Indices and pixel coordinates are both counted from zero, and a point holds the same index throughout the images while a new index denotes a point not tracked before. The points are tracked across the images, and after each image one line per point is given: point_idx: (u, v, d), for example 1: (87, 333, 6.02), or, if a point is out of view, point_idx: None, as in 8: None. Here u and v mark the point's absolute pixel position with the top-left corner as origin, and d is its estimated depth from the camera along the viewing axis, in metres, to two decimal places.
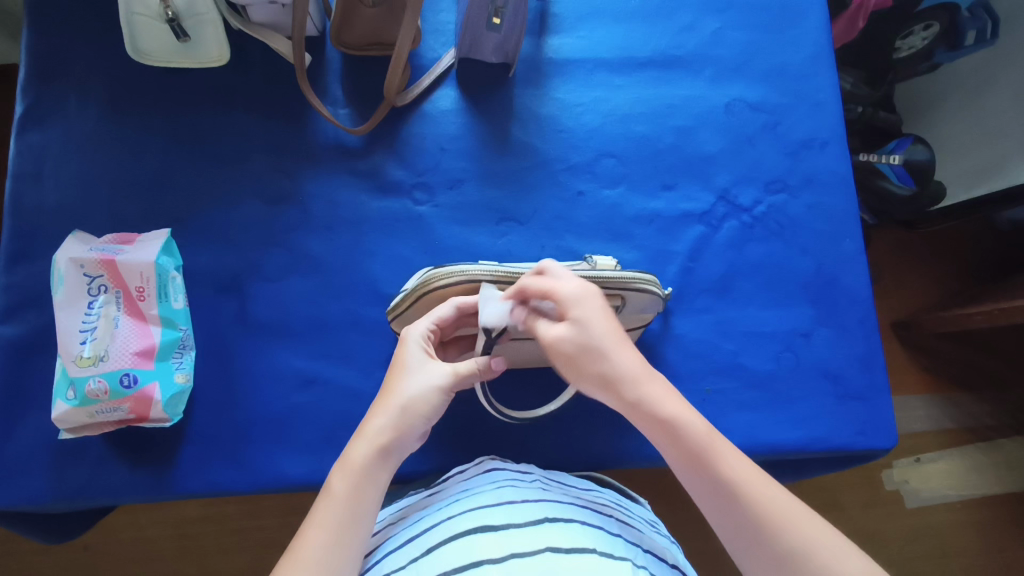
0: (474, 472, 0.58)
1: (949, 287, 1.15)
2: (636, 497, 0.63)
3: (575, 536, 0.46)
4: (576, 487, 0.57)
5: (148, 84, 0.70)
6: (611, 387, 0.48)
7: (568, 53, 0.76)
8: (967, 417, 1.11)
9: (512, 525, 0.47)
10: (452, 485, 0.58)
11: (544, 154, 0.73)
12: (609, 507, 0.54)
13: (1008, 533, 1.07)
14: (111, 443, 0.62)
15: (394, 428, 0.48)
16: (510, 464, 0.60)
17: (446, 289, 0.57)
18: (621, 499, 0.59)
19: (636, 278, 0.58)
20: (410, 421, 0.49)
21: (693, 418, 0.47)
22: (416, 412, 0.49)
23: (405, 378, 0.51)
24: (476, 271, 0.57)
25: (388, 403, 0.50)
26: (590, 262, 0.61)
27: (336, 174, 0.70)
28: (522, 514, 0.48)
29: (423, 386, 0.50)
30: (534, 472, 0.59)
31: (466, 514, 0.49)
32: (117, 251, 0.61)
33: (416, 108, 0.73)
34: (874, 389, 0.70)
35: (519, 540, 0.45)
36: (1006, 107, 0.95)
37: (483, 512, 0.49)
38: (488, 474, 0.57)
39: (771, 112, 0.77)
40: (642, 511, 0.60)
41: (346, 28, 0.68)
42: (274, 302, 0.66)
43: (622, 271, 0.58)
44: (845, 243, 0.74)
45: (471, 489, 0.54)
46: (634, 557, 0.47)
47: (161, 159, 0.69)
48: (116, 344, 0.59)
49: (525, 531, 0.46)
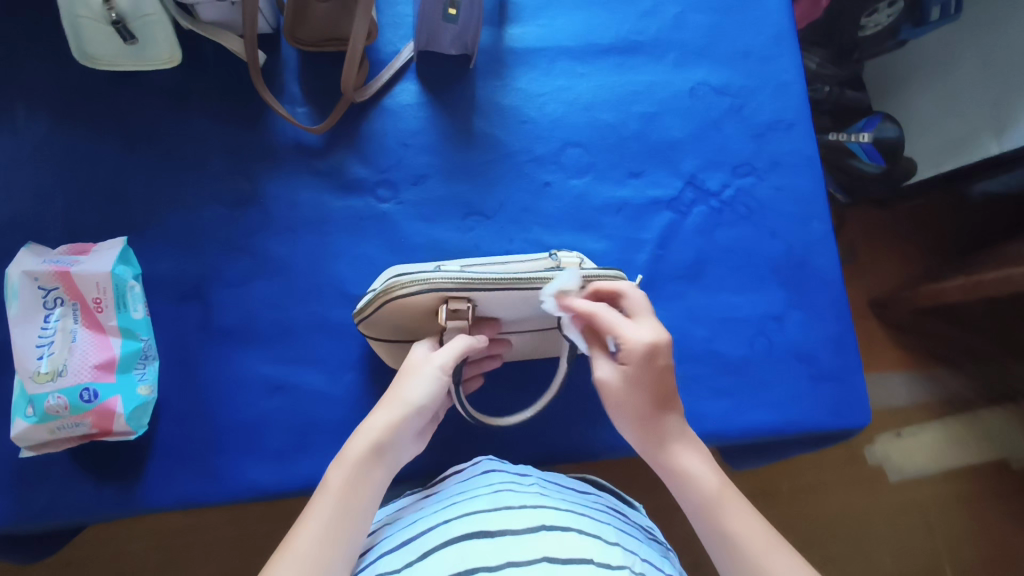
0: (471, 472, 0.58)
1: (922, 263, 1.16)
2: (631, 501, 0.63)
3: (572, 544, 0.45)
4: (574, 493, 0.56)
5: (99, 89, 0.68)
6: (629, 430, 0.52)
7: (529, 43, 0.75)
8: (944, 390, 1.12)
9: (509, 532, 0.46)
10: (449, 486, 0.57)
11: (509, 146, 0.72)
12: (607, 515, 0.54)
13: (989, 502, 1.09)
14: (74, 460, 0.60)
15: (393, 426, 0.48)
16: (508, 463, 0.59)
17: (407, 298, 0.52)
18: (617, 503, 0.59)
19: (607, 275, 0.56)
20: (403, 417, 0.48)
21: (710, 475, 0.50)
22: (411, 408, 0.49)
23: (408, 376, 0.50)
24: (438, 279, 0.52)
25: (390, 402, 0.49)
26: (555, 259, 0.58)
27: (297, 175, 0.69)
28: (518, 519, 0.47)
29: (421, 381, 0.49)
30: (532, 473, 0.58)
31: (462, 518, 0.49)
32: (73, 262, 0.60)
33: (377, 104, 0.72)
34: (847, 368, 0.71)
35: (514, 548, 0.44)
36: (973, 78, 0.95)
37: (480, 518, 0.48)
38: (486, 476, 0.56)
39: (736, 95, 0.77)
40: (639, 517, 0.60)
41: (301, 25, 0.67)
42: (239, 308, 0.65)
43: (591, 268, 0.56)
44: (814, 224, 0.74)
45: (468, 491, 0.54)
46: (632, 563, 0.46)
47: (115, 166, 0.67)
48: (74, 358, 0.57)
49: (521, 539, 0.45)
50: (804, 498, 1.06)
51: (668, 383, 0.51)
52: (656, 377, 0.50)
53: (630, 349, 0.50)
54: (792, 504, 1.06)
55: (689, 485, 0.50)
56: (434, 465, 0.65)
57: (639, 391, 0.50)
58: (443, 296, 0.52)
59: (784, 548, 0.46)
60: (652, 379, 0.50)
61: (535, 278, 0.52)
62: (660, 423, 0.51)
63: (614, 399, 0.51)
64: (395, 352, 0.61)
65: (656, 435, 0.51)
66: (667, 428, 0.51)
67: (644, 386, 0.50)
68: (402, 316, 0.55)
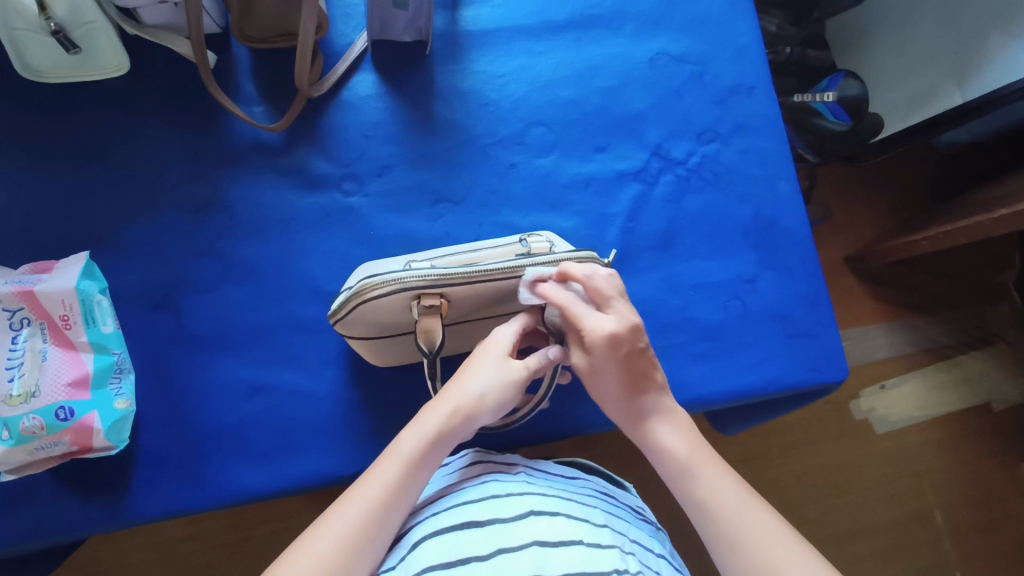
0: (457, 466, 0.57)
1: (893, 216, 1.17)
2: (624, 483, 0.64)
3: (561, 527, 0.46)
4: (561, 479, 0.57)
5: (48, 104, 0.66)
6: (617, 409, 0.52)
7: (484, 24, 0.75)
8: (923, 339, 1.14)
9: (498, 521, 0.47)
10: (437, 479, 0.57)
11: (471, 130, 0.72)
12: (594, 498, 0.54)
13: (972, 444, 1.11)
14: (57, 479, 0.60)
15: (456, 416, 0.48)
16: (495, 454, 0.59)
17: (381, 299, 0.52)
18: (606, 486, 0.60)
19: (578, 256, 0.55)
20: (463, 419, 0.49)
21: (677, 441, 0.50)
22: (484, 406, 0.49)
23: (478, 366, 0.51)
24: (408, 277, 0.51)
25: (460, 388, 0.49)
26: (524, 246, 0.58)
27: (260, 175, 0.68)
28: (506, 508, 0.48)
29: (491, 377, 0.50)
30: (519, 462, 0.58)
31: (451, 510, 0.49)
32: (36, 282, 0.58)
33: (334, 97, 0.71)
34: (821, 324, 0.72)
35: (505, 535, 0.45)
36: (930, 32, 0.96)
37: (469, 509, 0.48)
38: (473, 468, 0.56)
39: (696, 62, 0.77)
40: (629, 497, 0.61)
41: (248, 21, 0.66)
42: (211, 314, 0.65)
43: (561, 251, 0.55)
44: (780, 185, 0.75)
45: (455, 483, 0.54)
46: (621, 543, 0.48)
47: (72, 180, 0.66)
48: (47, 377, 0.56)
49: (511, 527, 0.46)
50: (795, 456, 1.08)
51: (640, 368, 0.51)
52: (621, 365, 0.50)
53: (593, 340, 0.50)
54: (782, 462, 1.07)
55: (665, 459, 0.50)
56: None
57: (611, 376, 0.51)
58: (415, 294, 0.52)
59: (757, 508, 0.47)
60: (614, 365, 0.50)
61: (507, 267, 0.53)
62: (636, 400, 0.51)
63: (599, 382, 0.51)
64: (373, 348, 0.60)
65: (633, 412, 0.51)
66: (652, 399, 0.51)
67: (608, 373, 0.51)
68: (378, 315, 0.54)
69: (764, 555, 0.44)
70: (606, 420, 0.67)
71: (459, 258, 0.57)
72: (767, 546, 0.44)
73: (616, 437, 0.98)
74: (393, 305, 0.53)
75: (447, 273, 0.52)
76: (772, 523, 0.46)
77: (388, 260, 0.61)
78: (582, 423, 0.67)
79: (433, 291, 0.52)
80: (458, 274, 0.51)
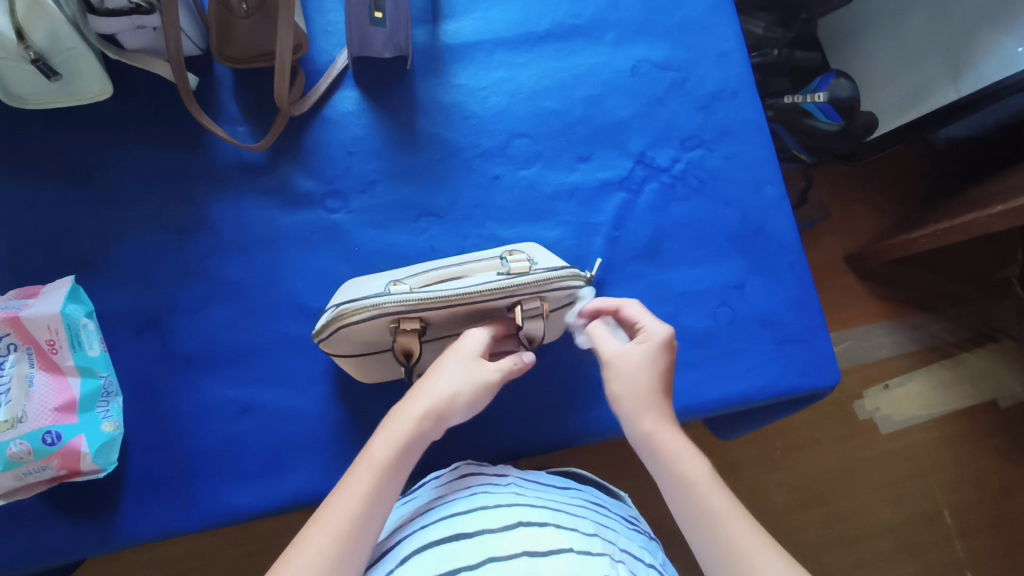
0: (446, 478, 0.57)
1: (889, 214, 1.16)
2: (619, 493, 0.63)
3: (550, 537, 0.46)
4: (552, 489, 0.56)
5: (32, 131, 0.67)
6: (636, 413, 0.50)
7: (465, 37, 0.75)
8: (924, 337, 1.13)
9: (486, 532, 0.46)
10: (428, 491, 0.56)
11: (454, 144, 0.72)
12: (584, 507, 0.54)
13: (978, 443, 1.10)
14: (48, 503, 0.60)
15: (428, 418, 0.48)
16: (485, 467, 0.59)
17: (360, 324, 0.52)
18: (597, 496, 0.59)
19: (558, 276, 0.54)
20: (434, 421, 0.48)
21: (695, 461, 0.47)
22: (455, 406, 0.49)
23: (446, 368, 0.50)
24: (386, 303, 0.51)
25: (432, 390, 0.49)
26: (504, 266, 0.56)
27: (243, 194, 0.68)
28: (496, 520, 0.47)
29: (461, 377, 0.49)
30: (510, 473, 0.58)
31: (439, 523, 0.48)
32: (22, 307, 0.59)
33: (317, 115, 0.71)
34: (812, 329, 0.71)
35: (494, 546, 0.45)
36: (924, 27, 0.95)
37: (458, 522, 0.48)
38: (464, 480, 0.55)
39: (678, 69, 0.77)
40: (621, 507, 0.60)
41: (228, 42, 0.66)
42: (197, 334, 0.65)
43: (541, 272, 0.54)
44: (766, 190, 0.74)
45: (445, 496, 0.53)
46: (611, 552, 0.47)
47: (59, 205, 0.66)
48: (33, 403, 0.57)
49: (499, 537, 0.45)
50: (796, 459, 1.07)
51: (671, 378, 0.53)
52: (669, 366, 0.53)
53: (660, 330, 0.53)
54: (783, 466, 1.06)
55: (683, 490, 0.46)
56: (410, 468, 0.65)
57: (652, 371, 0.51)
58: (394, 318, 0.52)
59: (780, 552, 0.42)
60: (663, 365, 0.52)
61: (485, 290, 0.52)
62: (654, 405, 0.50)
63: (630, 379, 0.51)
64: (359, 365, 0.60)
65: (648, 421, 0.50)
66: (663, 417, 0.50)
67: (658, 364, 0.52)
68: (360, 336, 0.54)
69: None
70: (596, 429, 0.67)
71: (439, 277, 0.57)
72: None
73: (615, 444, 0.97)
74: (370, 328, 0.53)
75: (424, 299, 0.51)
76: (792, 568, 0.41)
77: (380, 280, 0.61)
78: (572, 433, 0.67)
79: (411, 316, 0.51)
80: (434, 300, 0.51)
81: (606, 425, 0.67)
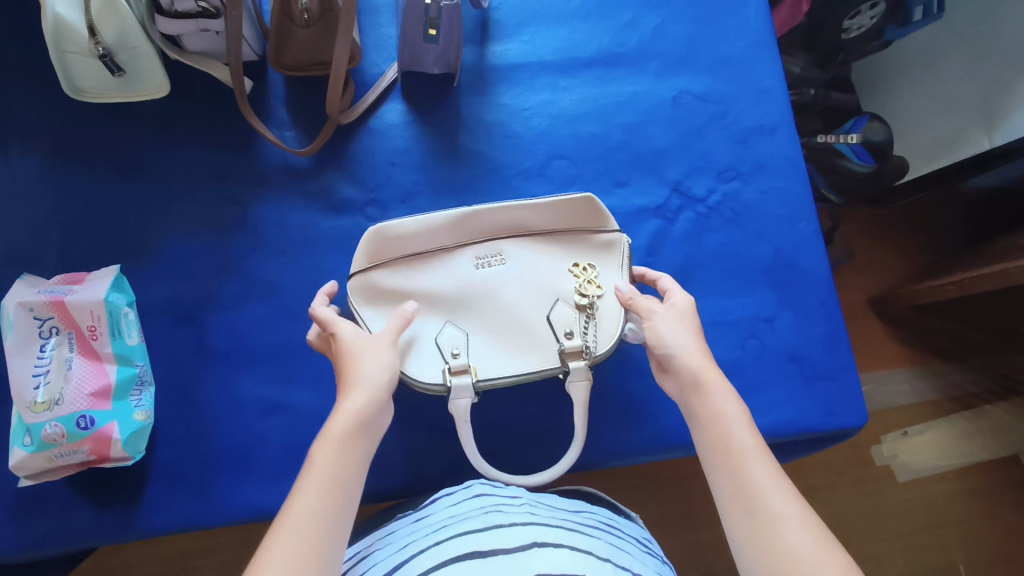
0: (463, 497, 0.56)
1: (919, 259, 1.16)
2: (629, 512, 0.63)
3: (564, 559, 0.44)
4: (564, 510, 0.56)
5: (90, 123, 0.70)
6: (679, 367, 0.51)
7: (512, 59, 0.77)
8: (947, 386, 1.12)
9: (501, 553, 0.45)
10: (440, 509, 0.55)
11: (496, 161, 0.73)
12: (598, 530, 0.53)
13: (999, 497, 1.07)
14: (74, 487, 0.61)
15: (374, 399, 0.48)
16: (501, 484, 0.58)
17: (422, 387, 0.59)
18: (612, 518, 0.59)
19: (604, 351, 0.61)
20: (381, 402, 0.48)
21: (741, 429, 0.47)
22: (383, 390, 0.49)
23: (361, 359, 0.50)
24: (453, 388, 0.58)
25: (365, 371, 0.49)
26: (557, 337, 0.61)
27: (287, 196, 0.70)
28: (510, 541, 0.46)
29: (379, 362, 0.51)
30: (523, 493, 0.57)
31: (453, 541, 0.47)
32: (67, 292, 0.61)
33: (364, 124, 0.73)
34: (840, 367, 0.71)
35: (508, 566, 0.43)
36: (962, 75, 0.95)
37: (471, 540, 0.47)
38: (476, 498, 0.55)
39: (718, 101, 0.78)
40: (634, 529, 0.60)
41: (285, 49, 0.68)
42: (232, 331, 0.66)
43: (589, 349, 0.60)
44: (801, 226, 0.75)
45: (459, 515, 0.52)
46: None
47: (108, 195, 0.68)
48: (71, 386, 0.59)
49: (514, 559, 0.44)
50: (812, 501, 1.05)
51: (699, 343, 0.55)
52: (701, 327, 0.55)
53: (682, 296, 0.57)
54: None
55: (717, 433, 0.47)
56: (431, 479, 0.64)
57: (685, 324, 0.54)
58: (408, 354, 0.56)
59: (798, 499, 0.43)
60: (694, 326, 0.55)
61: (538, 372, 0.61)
62: (701, 358, 0.52)
63: (672, 332, 0.53)
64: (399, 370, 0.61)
65: (691, 379, 0.50)
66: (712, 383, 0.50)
67: (688, 319, 0.55)
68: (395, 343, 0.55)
69: (790, 543, 0.40)
70: (619, 453, 0.67)
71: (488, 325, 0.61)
72: (785, 531, 0.41)
73: (631, 472, 0.96)
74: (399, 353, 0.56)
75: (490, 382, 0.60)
76: (805, 515, 0.42)
77: (431, 273, 0.62)
78: (594, 456, 0.66)
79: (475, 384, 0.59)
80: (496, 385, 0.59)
81: (629, 450, 0.67)
